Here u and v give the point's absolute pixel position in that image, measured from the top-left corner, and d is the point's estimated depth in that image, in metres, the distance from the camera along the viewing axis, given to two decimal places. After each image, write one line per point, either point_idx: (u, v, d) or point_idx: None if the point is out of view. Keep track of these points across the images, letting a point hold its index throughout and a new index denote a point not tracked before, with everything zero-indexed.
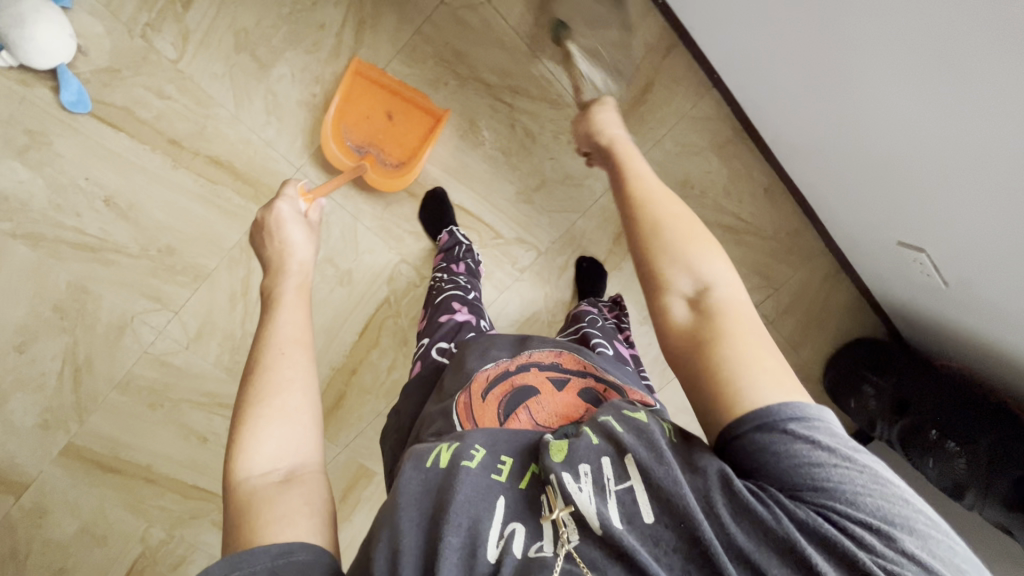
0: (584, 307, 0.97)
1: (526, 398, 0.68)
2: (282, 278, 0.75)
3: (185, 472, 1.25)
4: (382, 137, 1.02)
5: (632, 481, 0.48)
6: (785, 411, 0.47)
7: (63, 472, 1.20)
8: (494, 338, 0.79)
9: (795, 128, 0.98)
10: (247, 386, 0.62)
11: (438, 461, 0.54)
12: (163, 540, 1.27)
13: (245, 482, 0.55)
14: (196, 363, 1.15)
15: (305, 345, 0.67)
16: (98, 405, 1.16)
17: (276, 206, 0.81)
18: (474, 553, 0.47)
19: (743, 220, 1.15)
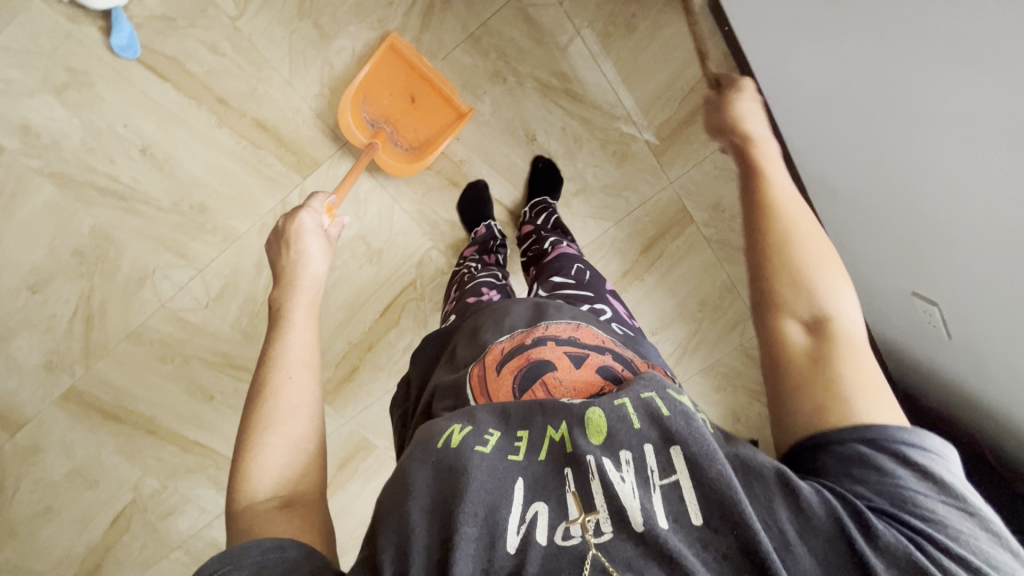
0: (567, 250, 0.93)
1: (543, 373, 0.64)
2: (292, 291, 0.71)
3: (186, 427, 1.24)
4: (399, 119, 1.03)
5: (678, 476, 0.45)
6: (900, 432, 0.46)
7: (62, 414, 1.19)
8: (509, 305, 0.77)
9: (828, 167, 1.02)
10: (251, 408, 0.60)
11: (449, 441, 0.51)
12: (156, 489, 1.28)
13: (246, 509, 0.53)
14: (213, 323, 1.14)
15: (313, 368, 0.65)
16: (106, 353, 1.15)
17: (298, 216, 0.77)
18: (494, 544, 0.45)
19: None
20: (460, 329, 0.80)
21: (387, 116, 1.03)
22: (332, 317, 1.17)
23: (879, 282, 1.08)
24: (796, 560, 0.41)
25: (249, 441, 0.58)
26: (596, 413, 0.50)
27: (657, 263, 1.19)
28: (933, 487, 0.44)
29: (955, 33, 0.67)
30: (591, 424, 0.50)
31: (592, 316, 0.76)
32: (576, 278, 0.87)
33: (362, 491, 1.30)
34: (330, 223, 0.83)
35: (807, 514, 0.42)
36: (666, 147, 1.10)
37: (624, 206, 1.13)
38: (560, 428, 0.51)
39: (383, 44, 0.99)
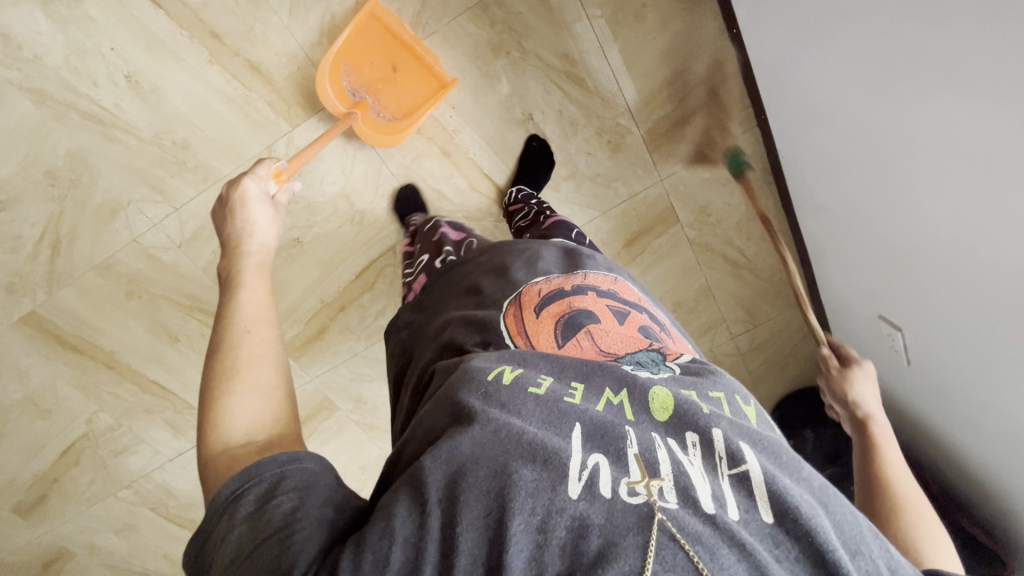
0: (564, 219, 0.93)
1: (586, 322, 0.63)
2: (239, 257, 0.71)
3: (148, 367, 1.24)
4: (380, 88, 1.00)
5: (748, 467, 0.45)
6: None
7: (20, 338, 1.17)
8: (540, 248, 0.78)
9: (820, 186, 1.02)
10: (211, 365, 0.58)
11: (500, 377, 0.51)
12: (110, 426, 1.31)
13: (221, 457, 0.51)
14: (185, 264, 1.13)
15: (272, 321, 0.64)
16: (70, 282, 1.12)
17: (242, 183, 0.78)
18: (555, 485, 0.42)
19: (745, 257, 1.22)
20: (476, 264, 0.78)
21: (367, 87, 1.00)
22: (306, 275, 1.16)
23: (850, 301, 1.10)
24: None
25: (216, 394, 0.55)
26: (659, 390, 0.51)
27: (638, 259, 1.20)
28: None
29: (938, 56, 0.67)
30: (657, 400, 0.50)
31: (625, 276, 0.77)
32: (576, 240, 0.88)
33: (319, 452, 1.38)
34: (278, 191, 0.83)
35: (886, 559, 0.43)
36: (660, 143, 1.10)
37: (612, 198, 1.13)
38: (619, 393, 0.51)
39: (362, 10, 0.96)
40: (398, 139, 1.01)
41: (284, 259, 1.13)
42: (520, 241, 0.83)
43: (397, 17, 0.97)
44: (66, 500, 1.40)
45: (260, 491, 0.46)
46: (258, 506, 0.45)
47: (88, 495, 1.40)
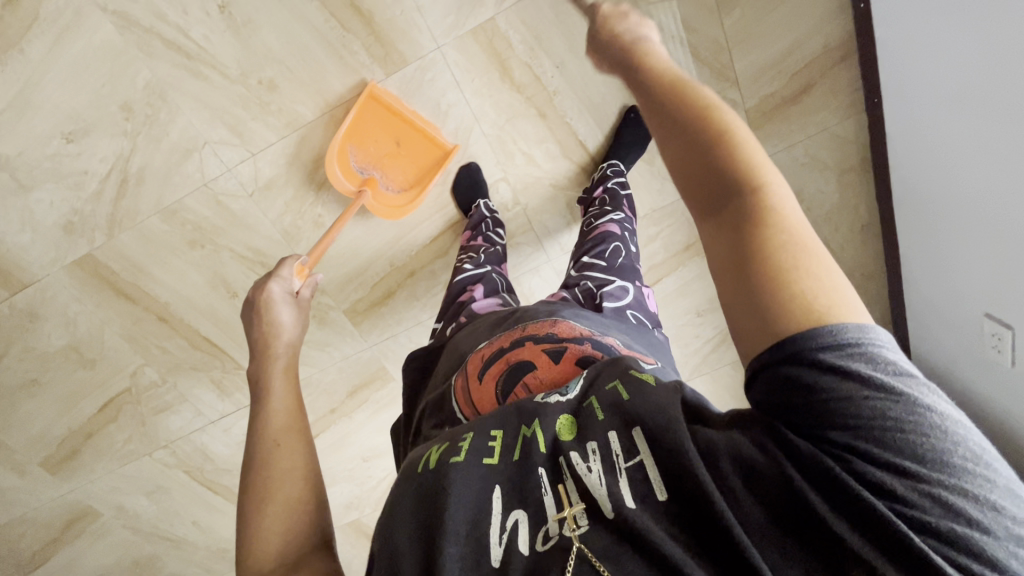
0: (610, 228, 0.93)
1: (522, 375, 0.66)
2: (267, 361, 0.74)
3: (201, 322, 1.18)
4: (387, 163, 1.04)
5: (642, 457, 0.46)
6: (820, 335, 0.37)
7: (71, 281, 1.11)
8: (487, 318, 0.82)
9: (936, 188, 0.97)
10: (247, 490, 0.62)
11: (427, 464, 0.53)
12: (155, 382, 1.25)
13: None
14: (254, 214, 1.06)
15: (300, 431, 0.68)
16: (133, 225, 1.06)
17: (268, 286, 0.80)
18: (479, 556, 0.46)
19: (832, 250, 1.18)
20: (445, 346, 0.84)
21: (375, 161, 1.04)
22: (380, 235, 1.13)
23: (948, 301, 1.06)
24: (746, 515, 0.40)
25: (251, 526, 0.60)
26: (564, 417, 0.53)
27: None
28: (860, 388, 0.37)
29: None
30: (564, 423, 0.53)
31: (574, 309, 0.77)
32: (609, 259, 0.89)
33: (367, 423, 1.34)
34: (303, 285, 0.86)
35: (742, 457, 0.41)
36: (761, 122, 1.05)
37: None
38: (532, 424, 0.53)
39: (359, 95, 0.98)
40: (406, 211, 1.06)
41: (360, 216, 1.11)
42: (486, 308, 0.87)
43: (396, 96, 0.99)
44: (98, 457, 1.34)
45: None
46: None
47: (122, 454, 1.35)
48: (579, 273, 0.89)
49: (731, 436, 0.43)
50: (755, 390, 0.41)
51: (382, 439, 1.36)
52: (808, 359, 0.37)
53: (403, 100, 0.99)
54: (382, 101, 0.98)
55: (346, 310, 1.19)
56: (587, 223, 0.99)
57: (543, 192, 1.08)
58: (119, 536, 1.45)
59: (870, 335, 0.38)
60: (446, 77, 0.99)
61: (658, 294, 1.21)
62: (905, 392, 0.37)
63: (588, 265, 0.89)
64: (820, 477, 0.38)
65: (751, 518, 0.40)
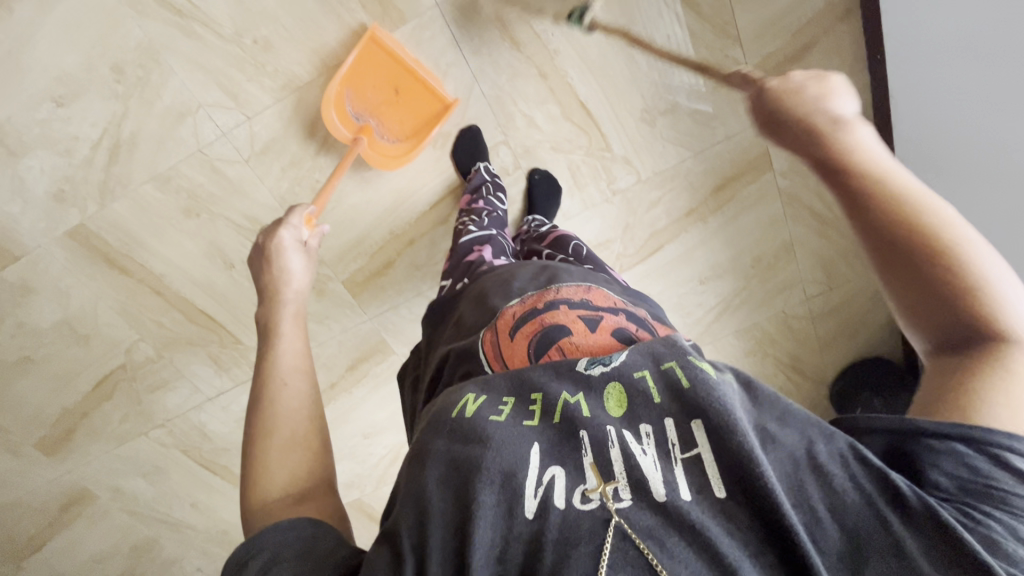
0: (563, 232, 0.93)
1: (557, 337, 0.65)
2: (278, 306, 0.81)
3: (197, 294, 1.16)
4: (383, 111, 1.02)
5: (700, 449, 0.47)
6: (1010, 437, 0.45)
7: (62, 253, 1.09)
8: (518, 270, 0.81)
9: (935, 152, 0.99)
10: (253, 417, 0.70)
11: (464, 410, 0.54)
12: (151, 358, 1.23)
13: (259, 510, 0.62)
14: (250, 181, 1.05)
15: (306, 373, 0.75)
16: (125, 193, 1.04)
17: (278, 233, 0.88)
18: (512, 507, 0.47)
19: (833, 213, 1.18)
20: (465, 298, 0.82)
21: (371, 109, 1.03)
22: (377, 202, 1.12)
23: None
24: (824, 536, 0.44)
25: (255, 450, 0.67)
26: (613, 388, 0.53)
27: (722, 209, 1.16)
28: (1015, 478, 0.44)
29: None
30: (612, 396, 0.53)
31: (602, 282, 0.79)
32: (576, 253, 0.89)
33: (367, 399, 1.32)
34: (308, 235, 0.93)
35: (835, 491, 0.45)
36: None
37: (708, 138, 1.09)
38: (576, 394, 0.53)
39: (362, 38, 0.97)
40: (398, 162, 1.03)
41: (361, 180, 1.10)
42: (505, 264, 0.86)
43: (399, 42, 0.98)
44: (93, 438, 1.32)
45: (262, 560, 0.55)
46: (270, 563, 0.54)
47: (118, 434, 1.32)
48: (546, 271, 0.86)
49: (824, 463, 0.46)
50: (906, 446, 0.47)
51: (384, 415, 1.34)
52: (982, 446, 0.45)
53: (403, 46, 0.98)
54: (384, 46, 0.97)
55: (344, 281, 1.18)
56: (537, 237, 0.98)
57: (543, 155, 1.08)
58: (116, 519, 1.42)
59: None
60: (445, 36, 0.99)
61: (661, 262, 1.20)
62: None
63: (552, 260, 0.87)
64: (932, 532, 0.42)
65: (829, 538, 0.44)
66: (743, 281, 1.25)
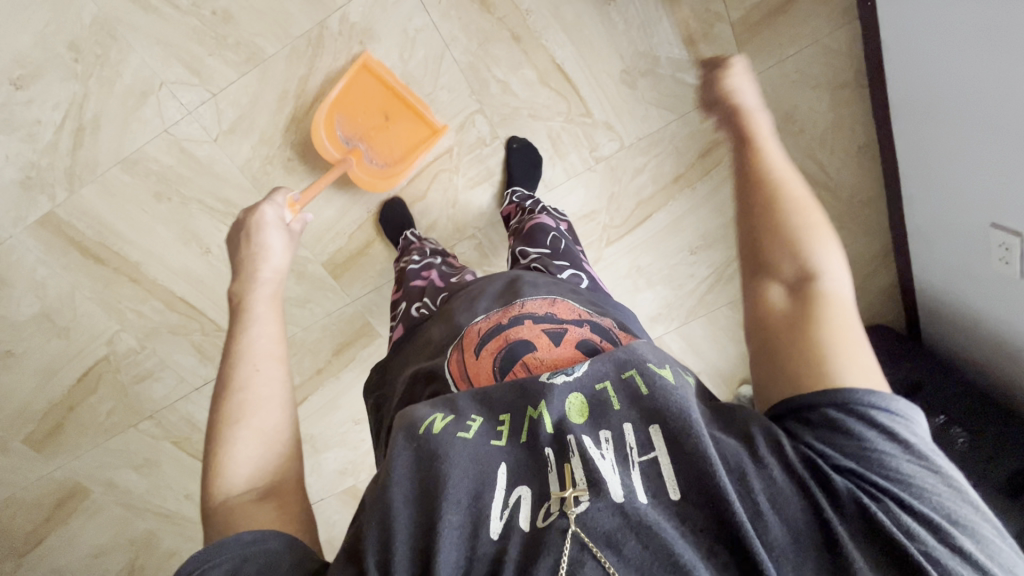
0: (543, 221, 0.94)
1: (522, 354, 0.68)
2: (253, 285, 0.78)
3: (175, 282, 1.14)
4: (372, 136, 1.02)
5: (657, 453, 0.48)
6: (867, 395, 0.47)
7: (35, 244, 1.07)
8: (485, 286, 0.82)
9: (921, 102, 0.95)
10: (220, 402, 0.66)
11: (431, 426, 0.53)
12: (133, 348, 1.21)
13: (224, 504, 0.59)
14: (221, 161, 1.02)
15: (282, 360, 0.72)
16: (94, 178, 1.01)
17: (259, 209, 0.85)
18: (477, 528, 0.46)
19: (828, 174, 1.13)
20: (434, 316, 0.83)
21: (362, 134, 1.02)
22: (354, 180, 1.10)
23: (954, 215, 0.99)
24: (768, 531, 0.43)
25: (218, 438, 0.64)
26: (576, 399, 0.54)
27: (711, 173, 1.12)
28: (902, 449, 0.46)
29: None
30: (574, 407, 0.53)
31: (569, 290, 0.80)
32: (552, 246, 0.91)
33: (355, 385, 1.29)
34: (291, 217, 0.91)
35: (774, 484, 0.45)
36: (747, 36, 1.01)
37: (693, 98, 1.04)
38: (538, 406, 0.53)
39: (352, 64, 0.97)
40: (388, 183, 1.02)
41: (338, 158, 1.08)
42: (474, 280, 0.87)
43: (388, 69, 0.98)
44: (81, 432, 1.31)
45: (223, 568, 0.51)
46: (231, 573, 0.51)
47: (107, 427, 1.31)
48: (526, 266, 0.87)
49: (764, 455, 0.46)
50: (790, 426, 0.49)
51: None
52: (852, 409, 0.47)
53: (394, 73, 0.98)
54: (374, 72, 0.98)
55: (325, 263, 1.15)
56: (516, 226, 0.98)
57: (522, 123, 1.04)
58: (111, 513, 1.42)
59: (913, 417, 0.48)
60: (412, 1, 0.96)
61: (649, 232, 1.17)
62: (935, 462, 0.46)
63: (531, 254, 0.89)
64: (853, 516, 0.43)
65: (772, 528, 0.43)
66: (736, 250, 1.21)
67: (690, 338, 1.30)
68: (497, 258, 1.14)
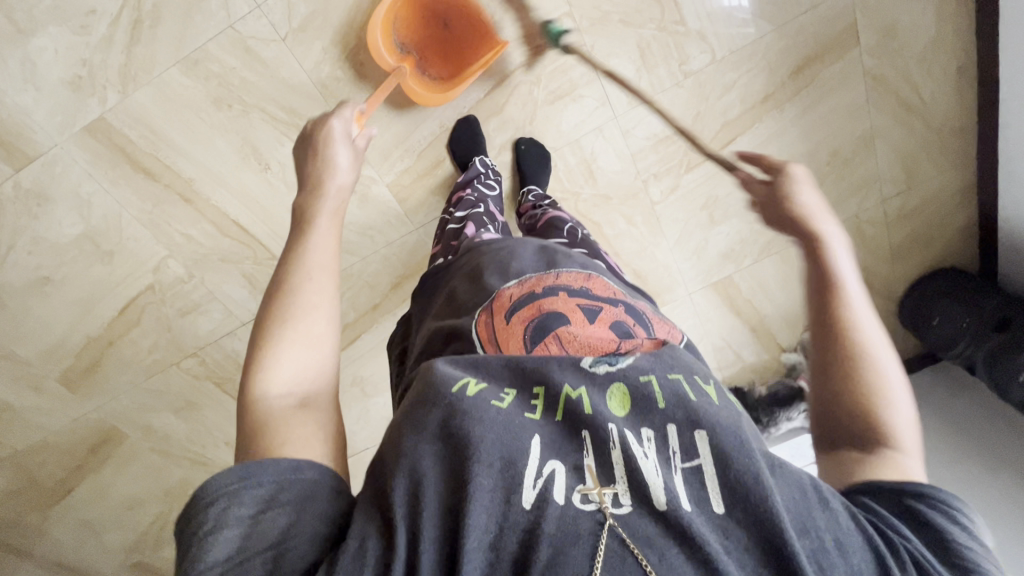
0: (558, 215, 0.94)
1: (556, 325, 0.62)
2: (317, 196, 0.68)
3: (228, 202, 1.06)
4: (429, 46, 0.98)
5: (701, 461, 0.43)
6: (944, 497, 0.44)
7: (81, 154, 1.00)
8: (515, 248, 0.77)
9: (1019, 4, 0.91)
10: (269, 306, 0.57)
11: (464, 389, 0.48)
12: (180, 278, 1.13)
13: (264, 416, 0.50)
14: (288, 64, 0.98)
15: (335, 271, 0.62)
16: (149, 79, 0.97)
17: (328, 122, 0.73)
18: (510, 498, 0.42)
19: (922, 98, 1.08)
20: (456, 269, 0.79)
21: (417, 43, 0.98)
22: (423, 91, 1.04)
23: None
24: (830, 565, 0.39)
25: (260, 345, 0.54)
26: (617, 387, 0.48)
27: (801, 92, 1.06)
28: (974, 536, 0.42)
29: None
30: (616, 397, 0.47)
31: (603, 272, 0.77)
32: (570, 236, 0.89)
33: None
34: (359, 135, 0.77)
35: (839, 526, 0.41)
36: None
37: (790, 6, 1.00)
38: (578, 387, 0.48)
39: None
40: (440, 98, 0.99)
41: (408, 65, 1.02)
42: (502, 240, 0.81)
43: None
44: (120, 371, 1.22)
45: (257, 493, 0.43)
46: (264, 504, 0.42)
47: (146, 366, 1.22)
48: None
49: (829, 498, 0.43)
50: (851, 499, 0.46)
51: None
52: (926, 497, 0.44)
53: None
54: None
55: (390, 184, 1.10)
56: (534, 219, 0.98)
57: (612, 30, 1.00)
58: (145, 462, 1.31)
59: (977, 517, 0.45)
60: None
61: None
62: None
63: None
64: None
65: (832, 568, 0.39)
66: (817, 181, 1.15)
67: (762, 279, 1.22)
68: (568, 182, 1.10)
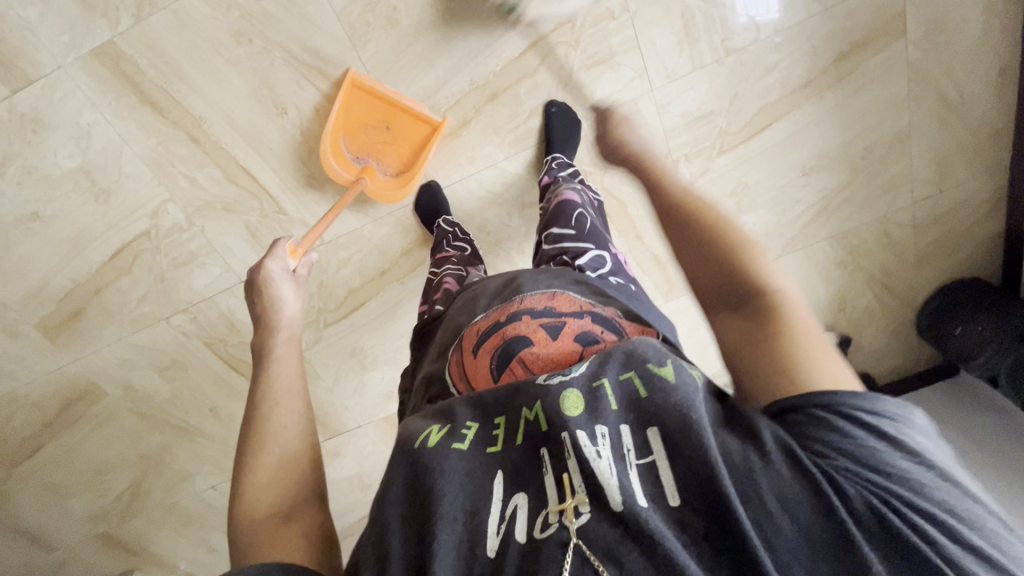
0: (570, 197, 0.90)
1: (519, 349, 0.60)
2: (269, 333, 0.70)
3: (239, 146, 1.01)
4: (379, 150, 1.03)
5: (655, 456, 0.42)
6: (851, 398, 0.42)
7: (86, 80, 0.94)
8: (485, 285, 0.75)
9: None
10: (241, 440, 0.58)
11: (427, 440, 0.47)
12: (179, 225, 1.06)
13: (248, 543, 0.51)
14: (316, 3, 0.93)
15: (300, 392, 0.63)
16: (166, 4, 0.91)
17: (265, 266, 0.77)
18: (474, 548, 0.41)
19: (963, 96, 1.06)
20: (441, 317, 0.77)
21: (368, 149, 1.03)
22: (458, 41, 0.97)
23: None
24: (775, 536, 0.38)
25: (240, 476, 0.56)
26: (572, 392, 0.47)
27: (843, 81, 1.03)
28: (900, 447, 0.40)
29: None
30: (570, 399, 0.46)
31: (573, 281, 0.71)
32: (577, 227, 0.85)
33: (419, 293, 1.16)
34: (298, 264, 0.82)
35: (776, 484, 0.39)
36: None
37: None
38: (535, 408, 0.47)
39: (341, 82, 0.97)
40: (407, 189, 1.04)
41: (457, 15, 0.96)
42: (481, 281, 0.80)
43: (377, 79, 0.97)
44: (104, 321, 1.14)
45: None
46: None
47: (133, 318, 1.14)
48: (549, 247, 0.84)
49: (741, 454, 0.41)
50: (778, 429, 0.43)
51: None
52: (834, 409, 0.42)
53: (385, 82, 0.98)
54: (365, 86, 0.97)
55: None
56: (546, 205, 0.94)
57: None
58: (122, 424, 1.23)
59: (913, 414, 0.43)
60: None
61: (765, 144, 1.07)
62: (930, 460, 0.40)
63: (555, 235, 0.84)
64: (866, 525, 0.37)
65: (777, 536, 0.38)
66: (849, 177, 1.12)
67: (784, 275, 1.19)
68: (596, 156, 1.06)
